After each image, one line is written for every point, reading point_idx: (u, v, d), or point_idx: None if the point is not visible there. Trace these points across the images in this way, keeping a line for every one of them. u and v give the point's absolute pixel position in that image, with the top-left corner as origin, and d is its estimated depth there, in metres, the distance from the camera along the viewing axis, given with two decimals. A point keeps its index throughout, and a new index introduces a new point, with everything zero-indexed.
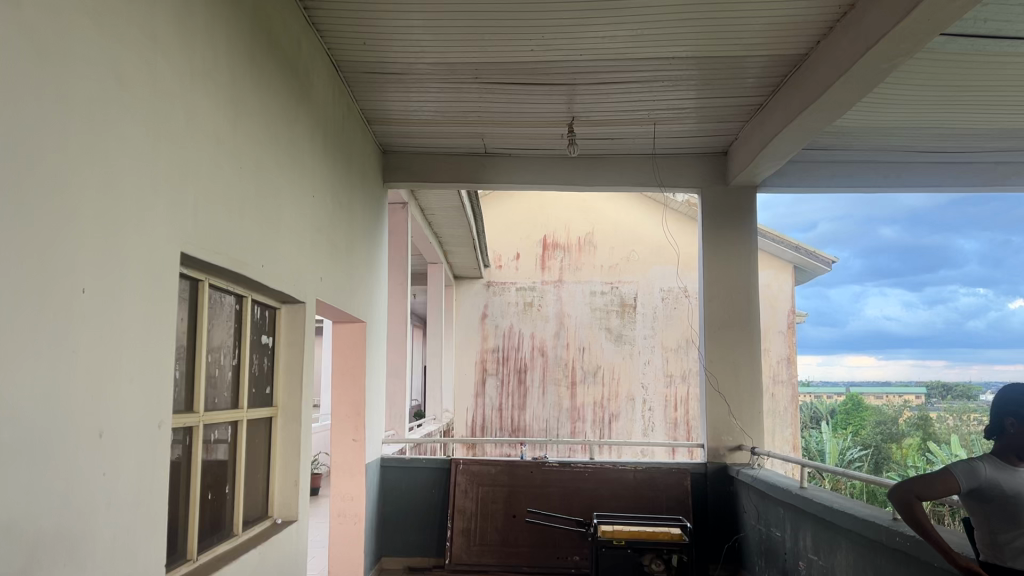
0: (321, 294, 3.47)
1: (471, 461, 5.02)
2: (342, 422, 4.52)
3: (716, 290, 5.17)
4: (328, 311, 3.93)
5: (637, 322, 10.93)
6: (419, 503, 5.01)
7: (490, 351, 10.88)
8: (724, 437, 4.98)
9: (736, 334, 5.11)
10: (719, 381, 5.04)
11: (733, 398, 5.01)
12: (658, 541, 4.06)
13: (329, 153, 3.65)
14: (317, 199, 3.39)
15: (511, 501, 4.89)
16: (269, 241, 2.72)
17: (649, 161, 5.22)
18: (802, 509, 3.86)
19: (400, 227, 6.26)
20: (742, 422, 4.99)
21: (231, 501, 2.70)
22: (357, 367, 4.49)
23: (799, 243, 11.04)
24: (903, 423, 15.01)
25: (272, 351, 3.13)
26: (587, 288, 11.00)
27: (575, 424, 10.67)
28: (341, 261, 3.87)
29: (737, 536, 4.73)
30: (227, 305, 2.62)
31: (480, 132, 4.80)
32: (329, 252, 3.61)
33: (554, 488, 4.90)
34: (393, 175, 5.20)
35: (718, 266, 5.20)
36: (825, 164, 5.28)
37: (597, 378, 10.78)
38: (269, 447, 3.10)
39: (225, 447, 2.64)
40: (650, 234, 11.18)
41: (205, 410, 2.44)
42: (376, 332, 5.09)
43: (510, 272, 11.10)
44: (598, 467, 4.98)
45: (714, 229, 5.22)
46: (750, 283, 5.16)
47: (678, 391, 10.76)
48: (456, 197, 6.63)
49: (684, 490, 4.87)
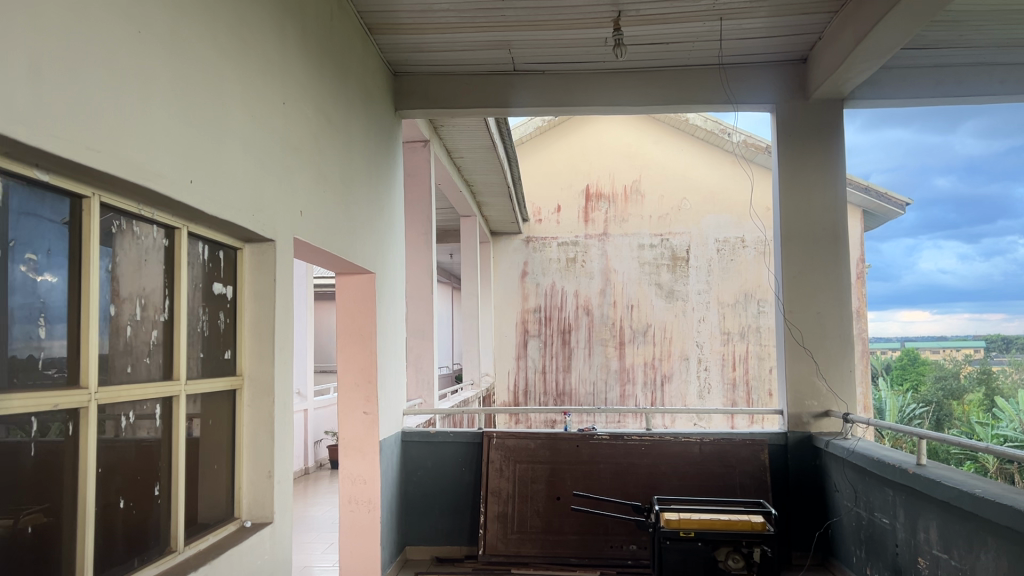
0: (302, 233, 2.71)
1: (507, 435, 4.28)
2: (350, 392, 3.79)
3: (796, 227, 4.30)
4: (322, 259, 3.19)
5: (690, 276, 10.04)
6: (448, 486, 4.29)
7: (532, 311, 10.19)
8: (808, 402, 4.17)
9: (822, 278, 4.25)
10: (803, 333, 4.21)
11: (820, 354, 4.18)
12: (735, 531, 3.28)
13: (311, 55, 2.88)
14: (289, 110, 2.62)
15: (553, 481, 4.14)
16: (200, 153, 1.96)
17: (713, 73, 4.35)
18: (924, 495, 3.04)
19: (422, 169, 5.49)
20: (830, 382, 4.16)
21: (166, 506, 1.98)
22: (367, 327, 3.78)
23: (870, 186, 10.00)
24: (964, 378, 13.95)
25: (232, 304, 2.39)
26: (634, 241, 10.14)
27: (624, 387, 9.88)
28: (334, 196, 3.11)
29: (830, 522, 3.92)
30: (140, 238, 1.88)
31: (506, 40, 3.97)
32: (315, 183, 2.85)
33: (604, 466, 4.14)
34: (406, 101, 4.43)
35: (799, 198, 4.33)
36: (928, 69, 4.34)
37: (647, 338, 9.94)
38: (232, 430, 2.37)
39: (151, 432, 1.92)
40: (703, 180, 10.25)
41: (108, 384, 1.72)
42: (391, 286, 4.35)
43: (550, 225, 10.29)
44: (657, 439, 4.19)
45: (792, 156, 4.34)
46: (837, 218, 4.28)
47: (737, 348, 9.86)
48: (485, 134, 5.84)
49: (761, 465, 4.09)
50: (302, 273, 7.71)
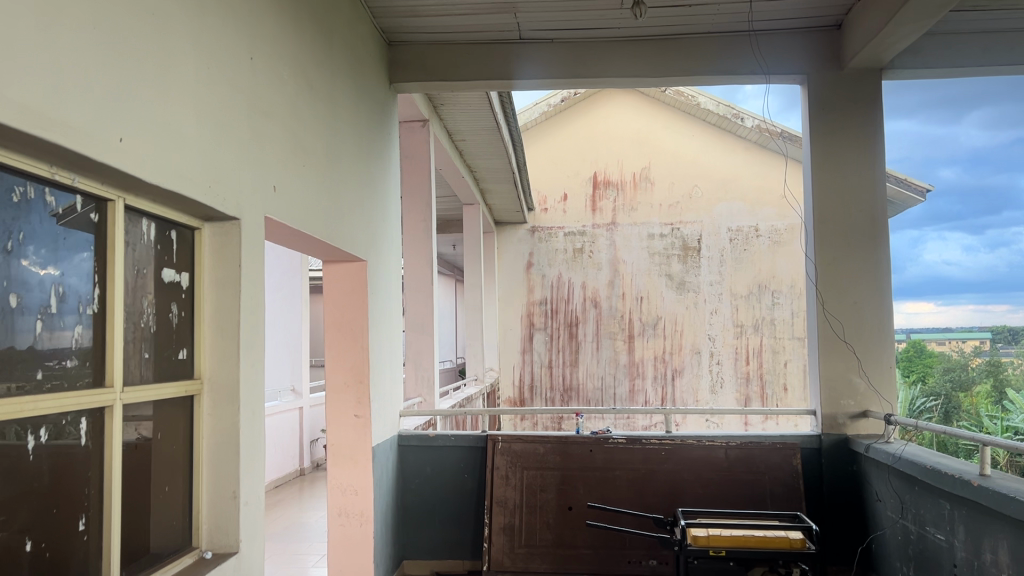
0: (275, 210, 2.33)
1: (513, 438, 3.91)
2: (339, 394, 3.41)
3: (829, 208, 3.91)
4: (304, 244, 2.82)
5: (702, 266, 9.64)
6: (448, 495, 3.93)
7: (537, 304, 9.83)
8: (844, 401, 3.81)
9: (859, 264, 3.86)
10: (842, 325, 3.83)
11: (860, 348, 3.81)
12: (772, 550, 2.91)
13: (288, 6, 2.50)
14: (259, 67, 2.24)
15: (564, 489, 3.76)
16: (132, 106, 1.58)
17: (738, 40, 3.96)
18: (990, 510, 2.65)
19: (420, 151, 5.13)
20: (870, 379, 3.79)
21: (95, 543, 1.60)
22: (358, 322, 3.40)
23: (889, 171, 9.55)
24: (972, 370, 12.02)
25: (189, 294, 2.01)
26: (644, 231, 9.74)
27: (634, 382, 9.51)
28: (317, 173, 2.74)
29: (872, 536, 3.53)
30: (56, 209, 1.50)
31: (512, 2, 3.58)
32: (292, 155, 2.48)
33: (619, 473, 3.76)
34: (401, 73, 4.04)
35: (834, 177, 3.93)
36: (978, 35, 3.93)
37: (657, 331, 9.55)
38: (189, 444, 2.00)
39: (74, 452, 1.54)
40: (716, 166, 9.84)
41: (7, 393, 1.34)
42: (386, 276, 3.97)
43: (556, 215, 9.91)
44: (678, 443, 3.82)
45: (825, 131, 3.95)
46: (876, 199, 3.88)
47: (750, 342, 9.47)
48: (489, 114, 5.46)
49: (793, 472, 3.72)
50: (297, 265, 7.38)
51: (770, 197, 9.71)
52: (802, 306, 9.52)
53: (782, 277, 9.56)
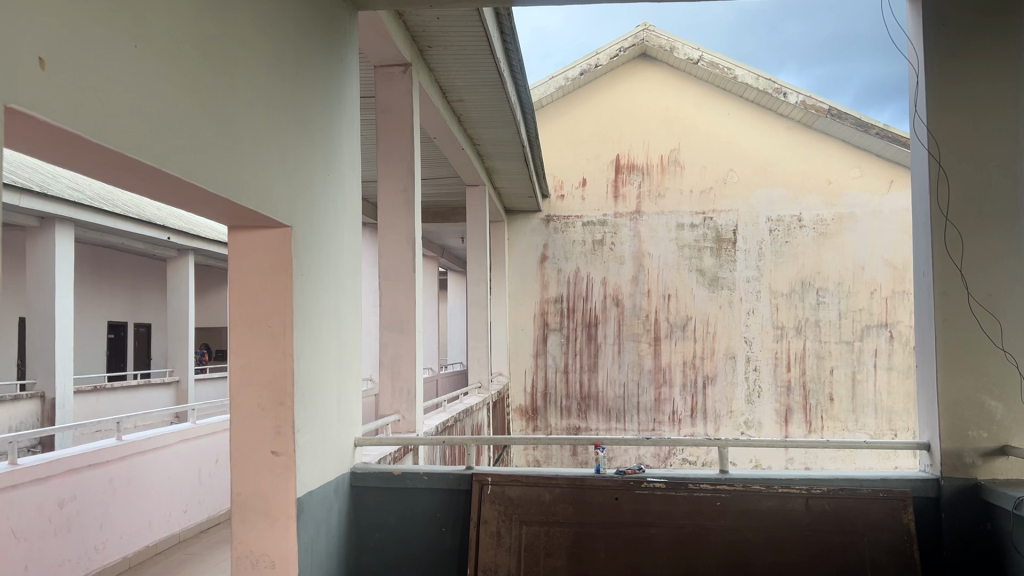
0: (51, 108, 1.29)
1: (508, 480, 2.83)
2: (249, 420, 2.34)
3: (952, 168, 2.81)
4: (157, 185, 1.79)
5: (738, 261, 8.52)
6: (420, 557, 2.85)
7: (553, 301, 8.75)
8: (971, 433, 2.72)
9: (995, 241, 2.76)
10: (976, 328, 2.74)
11: (1001, 358, 2.72)
12: None
13: None
14: None
15: (579, 554, 2.68)
16: None
17: None
18: None
19: (400, 103, 4.06)
20: (1012, 403, 2.70)
21: None
22: (276, 316, 2.34)
23: None
24: None
25: None
26: (672, 220, 8.63)
27: (660, 390, 8.41)
28: (176, 71, 1.69)
29: None
30: None
31: None
32: (100, 24, 1.42)
33: (655, 531, 2.67)
34: None
35: (960, 123, 2.82)
36: None
37: (687, 333, 8.45)
38: None
39: None
40: (754, 148, 8.69)
41: None
42: (340, 258, 2.91)
43: (574, 202, 8.82)
44: (739, 490, 2.72)
45: (947, 58, 2.84)
46: (1018, 151, 2.78)
47: (792, 346, 8.34)
48: (489, 62, 4.37)
49: (903, 532, 2.62)
50: None
51: (815, 182, 8.54)
52: (851, 306, 8.34)
53: (828, 272, 8.41)
